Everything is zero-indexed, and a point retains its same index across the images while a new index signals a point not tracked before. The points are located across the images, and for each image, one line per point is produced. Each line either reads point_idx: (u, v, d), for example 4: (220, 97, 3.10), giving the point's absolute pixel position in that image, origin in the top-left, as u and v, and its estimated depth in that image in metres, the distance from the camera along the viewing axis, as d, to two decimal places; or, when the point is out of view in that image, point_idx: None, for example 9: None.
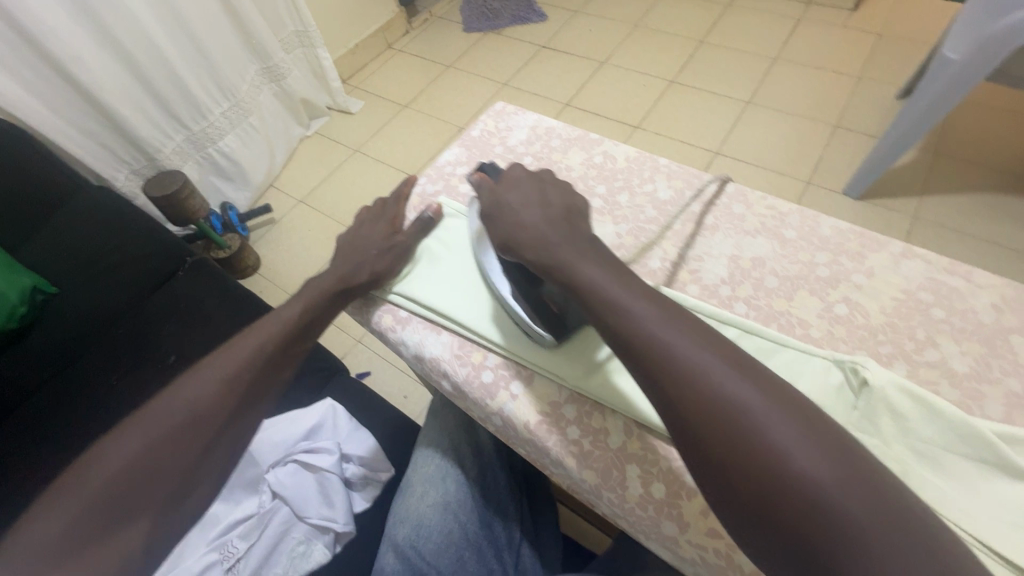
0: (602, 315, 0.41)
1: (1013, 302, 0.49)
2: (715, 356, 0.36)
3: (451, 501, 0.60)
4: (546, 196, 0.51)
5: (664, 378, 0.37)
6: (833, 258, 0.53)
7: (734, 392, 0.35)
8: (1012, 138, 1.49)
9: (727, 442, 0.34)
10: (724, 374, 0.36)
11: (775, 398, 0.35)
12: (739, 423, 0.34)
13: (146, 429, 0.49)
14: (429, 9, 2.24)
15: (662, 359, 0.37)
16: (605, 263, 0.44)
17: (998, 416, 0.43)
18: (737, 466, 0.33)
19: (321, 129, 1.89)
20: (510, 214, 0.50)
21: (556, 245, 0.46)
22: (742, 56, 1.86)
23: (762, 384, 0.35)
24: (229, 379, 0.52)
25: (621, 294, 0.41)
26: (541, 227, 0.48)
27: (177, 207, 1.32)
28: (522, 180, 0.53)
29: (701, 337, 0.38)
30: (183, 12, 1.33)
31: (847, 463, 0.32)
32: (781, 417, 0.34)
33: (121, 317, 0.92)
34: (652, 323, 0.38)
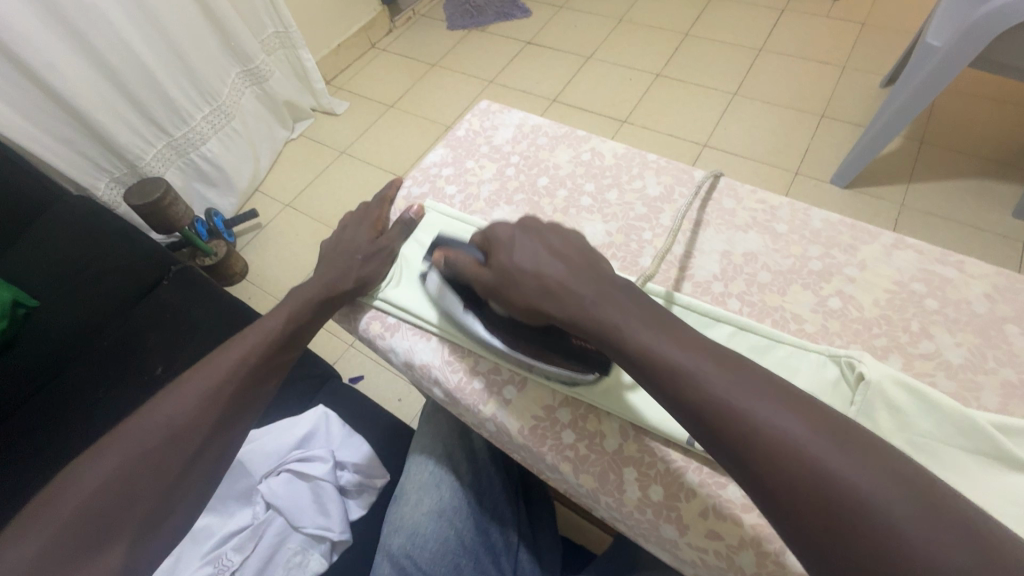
0: (638, 360, 0.38)
1: (1005, 291, 0.48)
2: (763, 396, 0.34)
3: (445, 508, 0.59)
4: (549, 244, 0.46)
5: (712, 425, 0.35)
6: (825, 251, 0.53)
7: (795, 435, 0.33)
8: (996, 124, 1.50)
9: (796, 490, 0.32)
10: (775, 413, 0.34)
11: (834, 434, 0.33)
12: (801, 466, 0.32)
13: (124, 446, 0.48)
14: (412, 8, 2.21)
15: (707, 404, 0.35)
16: (635, 308, 0.40)
17: (995, 407, 0.43)
18: (810, 517, 0.31)
19: (306, 132, 1.86)
20: (533, 283, 0.43)
21: (594, 303, 0.41)
22: (728, 48, 1.86)
23: (814, 418, 0.34)
24: (211, 393, 0.50)
25: (657, 337, 0.38)
26: (575, 288, 0.42)
27: (160, 214, 1.29)
28: (516, 236, 0.47)
29: (751, 378, 0.35)
30: (160, 15, 1.30)
31: (930, 508, 0.30)
32: (844, 456, 0.32)
33: (102, 330, 0.89)
34: (692, 365, 0.36)
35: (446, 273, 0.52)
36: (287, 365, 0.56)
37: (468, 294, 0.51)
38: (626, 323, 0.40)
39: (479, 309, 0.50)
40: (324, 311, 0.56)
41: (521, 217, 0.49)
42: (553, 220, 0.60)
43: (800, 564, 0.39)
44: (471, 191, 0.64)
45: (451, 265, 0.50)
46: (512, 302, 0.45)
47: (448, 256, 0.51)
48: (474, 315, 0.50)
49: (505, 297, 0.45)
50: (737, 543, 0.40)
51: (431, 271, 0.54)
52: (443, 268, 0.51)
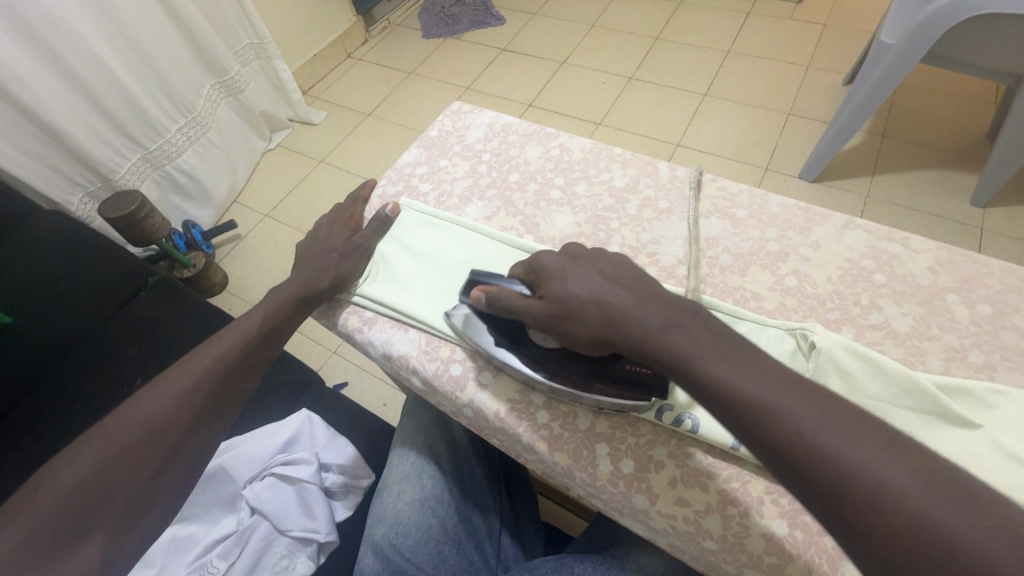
0: (709, 390, 0.37)
1: (947, 264, 0.52)
2: (848, 431, 0.33)
3: (427, 497, 0.60)
4: (604, 271, 0.45)
5: (791, 458, 0.34)
6: (781, 233, 0.56)
7: (900, 484, 0.31)
8: (951, 118, 1.56)
9: (903, 543, 0.30)
10: (875, 460, 0.32)
11: (938, 484, 0.31)
12: (904, 513, 0.31)
13: (101, 444, 0.48)
14: (387, 17, 2.23)
15: (787, 438, 0.34)
16: (710, 335, 0.39)
17: (939, 370, 0.46)
18: (920, 573, 0.30)
19: (283, 141, 1.87)
20: (593, 308, 0.42)
21: (664, 330, 0.40)
22: (696, 51, 1.91)
23: (914, 465, 0.32)
24: (188, 391, 0.51)
25: (731, 366, 0.37)
26: (639, 314, 0.41)
27: (136, 226, 1.29)
28: (568, 267, 0.45)
29: (846, 419, 0.34)
30: (131, 28, 1.29)
31: None
32: (935, 496, 0.31)
33: (78, 343, 0.88)
34: (770, 397, 0.35)
35: (485, 312, 0.49)
36: (266, 363, 0.57)
37: (510, 329, 0.49)
38: (696, 350, 0.38)
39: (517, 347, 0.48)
40: (302, 310, 0.57)
41: (564, 248, 0.48)
42: (524, 213, 0.62)
43: (763, 524, 0.41)
44: (445, 188, 0.66)
45: (494, 301, 0.47)
46: (571, 332, 0.44)
47: (486, 292, 0.48)
48: (515, 354, 0.48)
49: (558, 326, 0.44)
50: (704, 508, 0.42)
51: (459, 307, 0.52)
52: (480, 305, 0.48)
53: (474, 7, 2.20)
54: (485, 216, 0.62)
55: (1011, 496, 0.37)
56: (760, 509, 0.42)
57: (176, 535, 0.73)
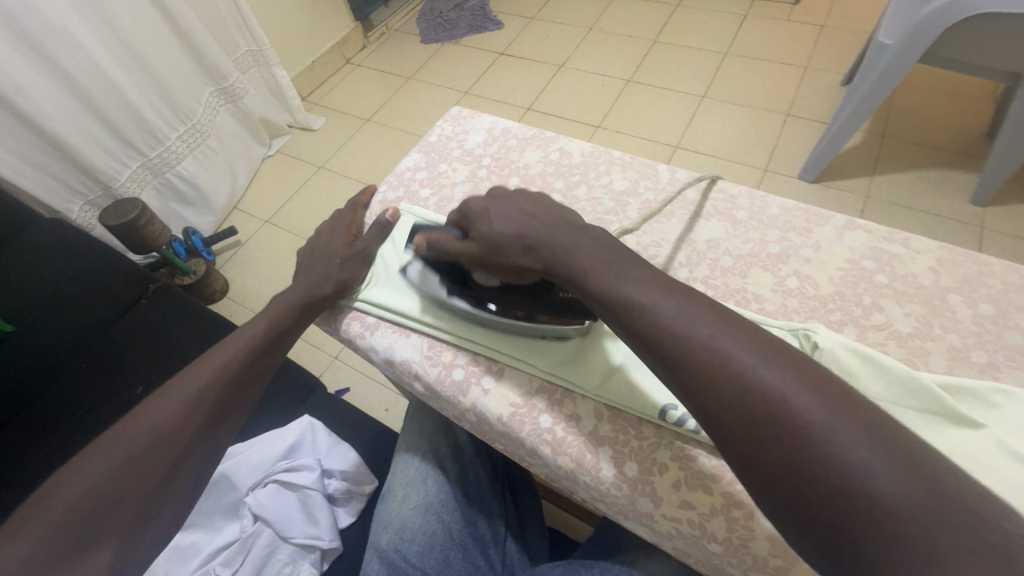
0: (660, 338, 0.37)
1: (949, 264, 0.52)
2: (794, 380, 0.33)
3: (432, 502, 0.60)
4: (522, 208, 0.47)
5: (705, 384, 0.35)
6: (782, 235, 0.56)
7: (754, 369, 0.34)
8: (950, 117, 1.57)
9: (749, 419, 0.33)
10: (737, 349, 0.35)
11: (793, 371, 0.34)
12: (754, 393, 0.33)
13: (109, 453, 0.48)
14: (385, 23, 2.24)
15: (731, 385, 0.34)
16: (603, 252, 0.43)
17: (941, 370, 0.46)
18: (762, 444, 0.32)
19: (283, 148, 1.87)
20: (514, 243, 0.45)
21: (566, 249, 0.43)
22: (695, 53, 1.92)
23: (775, 355, 0.35)
24: (194, 398, 0.51)
25: (686, 313, 0.37)
26: (549, 238, 0.44)
27: (137, 234, 1.29)
28: (493, 203, 0.48)
29: (719, 315, 0.37)
30: (130, 36, 1.30)
31: (881, 440, 0.31)
32: (797, 383, 0.33)
33: (84, 349, 0.89)
34: (721, 343, 0.35)
35: (430, 257, 0.53)
36: (271, 369, 0.57)
37: (457, 275, 0.53)
38: (652, 299, 0.38)
39: (467, 291, 0.52)
40: (308, 315, 0.57)
41: (489, 188, 0.51)
42: None
43: (767, 527, 0.41)
44: (445, 193, 0.66)
45: (434, 247, 0.51)
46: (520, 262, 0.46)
47: (429, 237, 0.52)
48: (461, 294, 0.53)
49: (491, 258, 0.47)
50: (709, 511, 0.42)
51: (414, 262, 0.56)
52: (424, 251, 0.53)
53: (472, 12, 2.21)
54: None
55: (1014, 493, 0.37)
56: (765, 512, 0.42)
57: (179, 543, 0.73)
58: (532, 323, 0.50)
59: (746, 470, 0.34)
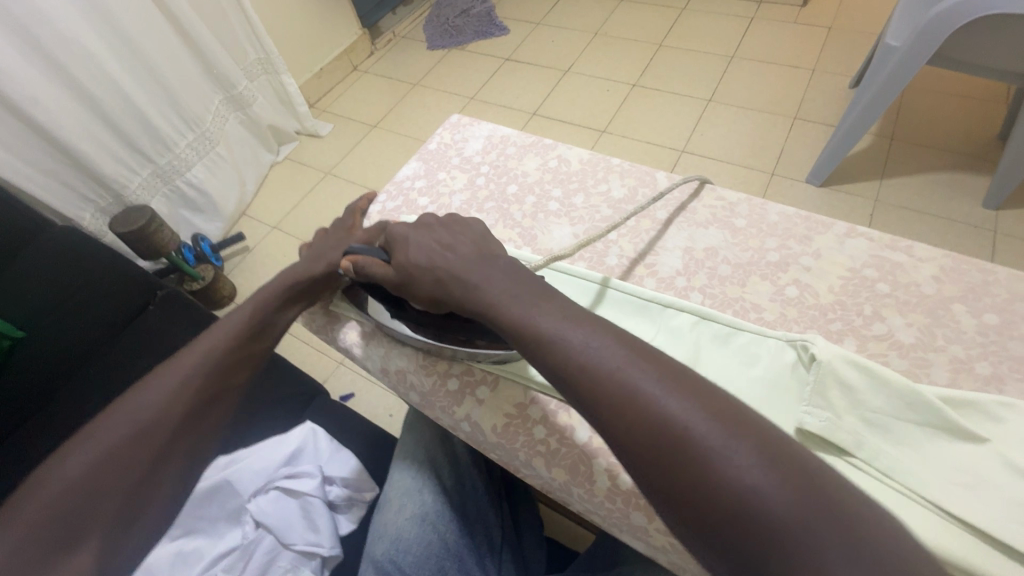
0: (572, 372, 0.38)
1: (953, 273, 0.51)
2: (694, 407, 0.35)
3: (428, 512, 0.59)
4: (439, 240, 0.50)
5: (612, 411, 0.37)
6: (782, 243, 0.55)
7: (656, 397, 0.36)
8: (962, 120, 1.54)
9: (653, 444, 0.35)
10: (640, 377, 0.37)
11: (692, 396, 0.36)
12: (655, 419, 0.35)
13: (91, 449, 0.48)
14: (392, 30, 2.26)
15: (639, 417, 0.36)
16: (512, 283, 0.44)
17: (944, 381, 0.45)
18: (667, 468, 0.34)
19: (291, 154, 1.89)
20: (427, 274, 0.47)
21: (477, 285, 0.45)
22: (700, 57, 1.91)
23: (675, 381, 0.37)
24: (176, 388, 0.50)
25: (597, 346, 0.39)
26: (463, 276, 0.46)
27: (146, 240, 1.31)
28: (411, 236, 0.50)
29: (624, 343, 0.39)
30: (140, 46, 1.32)
31: (770, 457, 0.33)
32: (692, 405, 0.35)
33: (93, 353, 0.89)
34: (629, 374, 0.37)
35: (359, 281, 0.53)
36: (260, 360, 0.55)
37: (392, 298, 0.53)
38: (563, 333, 0.40)
39: (401, 312, 0.53)
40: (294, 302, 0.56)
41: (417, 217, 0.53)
42: (522, 226, 0.62)
43: None
44: (443, 201, 0.66)
45: (360, 270, 0.51)
46: (439, 299, 0.47)
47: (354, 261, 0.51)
48: (400, 320, 0.53)
49: (409, 289, 0.49)
50: None
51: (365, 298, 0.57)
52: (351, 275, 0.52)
53: (478, 18, 2.21)
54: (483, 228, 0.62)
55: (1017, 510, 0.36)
56: None
57: (183, 548, 0.74)
58: (471, 349, 0.50)
59: (653, 495, 0.35)
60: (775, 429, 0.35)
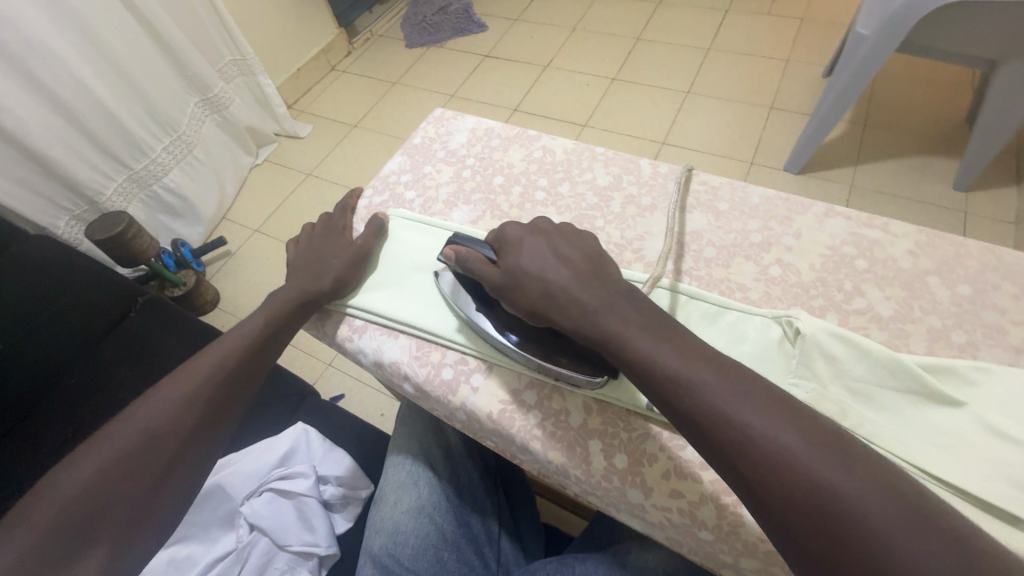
0: (716, 423, 0.36)
1: (927, 247, 0.52)
2: (845, 473, 0.34)
3: (424, 504, 0.60)
4: (555, 247, 0.47)
5: (758, 472, 0.35)
6: (764, 224, 0.56)
7: (806, 461, 0.34)
8: (931, 105, 1.59)
9: (805, 513, 0.33)
10: (786, 437, 0.35)
11: (842, 460, 0.34)
12: (806, 484, 0.34)
13: (103, 455, 0.47)
14: (369, 29, 2.25)
15: (782, 474, 0.34)
16: (635, 313, 0.42)
17: (923, 350, 0.46)
18: (818, 539, 0.33)
19: (271, 156, 1.87)
20: (536, 285, 0.45)
21: (596, 310, 0.43)
22: (677, 50, 1.93)
23: (822, 443, 0.35)
24: (190, 396, 0.50)
25: (735, 396, 0.37)
26: (576, 294, 0.44)
27: (125, 247, 1.28)
28: (526, 240, 0.48)
29: (763, 394, 0.37)
30: (112, 50, 1.30)
31: (935, 533, 0.31)
32: (843, 470, 0.34)
33: (73, 365, 0.87)
34: (775, 433, 0.35)
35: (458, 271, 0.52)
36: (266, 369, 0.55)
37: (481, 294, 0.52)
38: (705, 380, 0.38)
39: (489, 309, 0.51)
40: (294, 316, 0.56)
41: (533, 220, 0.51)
42: (509, 216, 0.62)
43: None
44: (430, 194, 0.66)
45: (461, 262, 0.50)
46: (542, 314, 0.45)
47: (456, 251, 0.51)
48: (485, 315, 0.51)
49: (510, 295, 0.46)
50: (698, 499, 0.42)
51: (446, 272, 0.55)
52: (451, 263, 0.51)
53: (455, 16, 2.21)
54: (471, 219, 0.63)
55: (995, 468, 0.38)
56: None
57: (174, 557, 0.72)
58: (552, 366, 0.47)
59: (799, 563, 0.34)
60: (930, 496, 0.34)
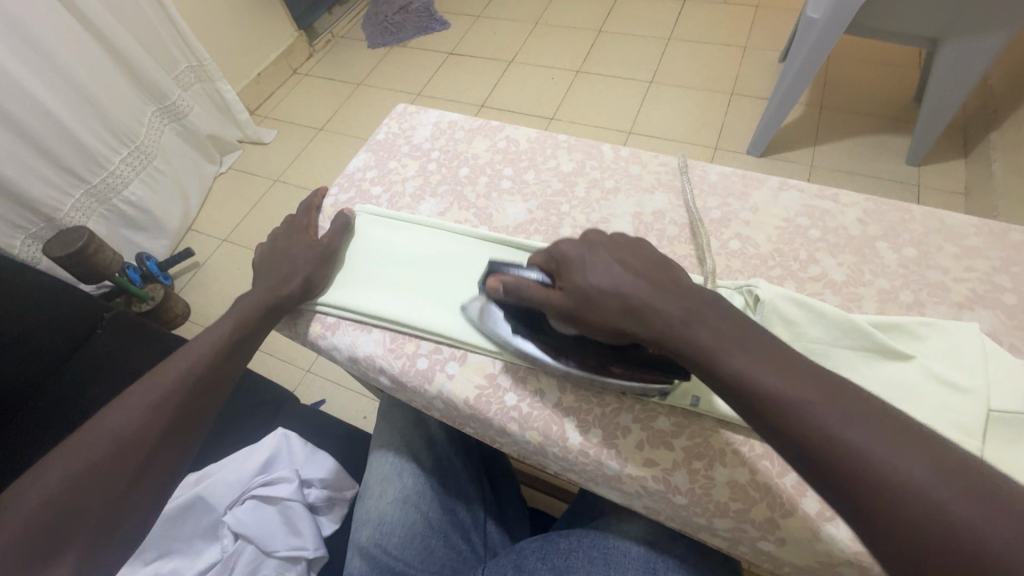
0: (820, 445, 0.33)
1: (874, 214, 0.55)
2: (977, 503, 0.31)
3: (409, 494, 0.60)
4: (624, 261, 0.43)
5: (877, 503, 0.32)
6: (722, 200, 0.58)
7: (931, 490, 0.31)
8: (881, 85, 1.65)
9: (933, 546, 0.30)
10: (907, 465, 0.32)
11: (971, 489, 0.31)
12: (933, 515, 0.31)
13: (69, 464, 0.46)
14: (330, 31, 2.21)
15: (905, 505, 0.31)
16: (726, 328, 0.38)
17: (874, 311, 0.49)
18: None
19: (235, 164, 1.83)
20: (613, 299, 0.41)
21: (683, 323, 0.39)
22: (638, 40, 1.96)
23: (946, 469, 0.32)
24: (159, 402, 0.49)
25: (847, 419, 0.34)
26: (659, 306, 0.40)
27: (87, 264, 1.25)
28: (588, 256, 0.44)
29: (873, 416, 0.34)
30: (62, 60, 1.25)
31: None
32: (971, 499, 0.31)
33: (40, 387, 0.84)
34: (893, 460, 0.32)
35: (504, 301, 0.47)
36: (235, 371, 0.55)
37: (528, 319, 0.47)
38: (809, 400, 0.34)
39: (542, 336, 0.47)
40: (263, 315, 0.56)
41: (582, 236, 0.47)
42: (477, 206, 0.63)
43: (727, 473, 0.43)
44: (396, 189, 0.66)
45: (512, 291, 0.46)
46: (624, 328, 0.41)
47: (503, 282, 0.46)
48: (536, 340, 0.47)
49: (581, 313, 0.42)
50: (671, 465, 0.44)
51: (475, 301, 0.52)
52: (498, 294, 0.47)
53: (417, 14, 2.19)
54: (439, 212, 0.63)
55: (940, 414, 0.41)
56: (723, 460, 0.44)
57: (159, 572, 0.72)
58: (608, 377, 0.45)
59: None
60: None
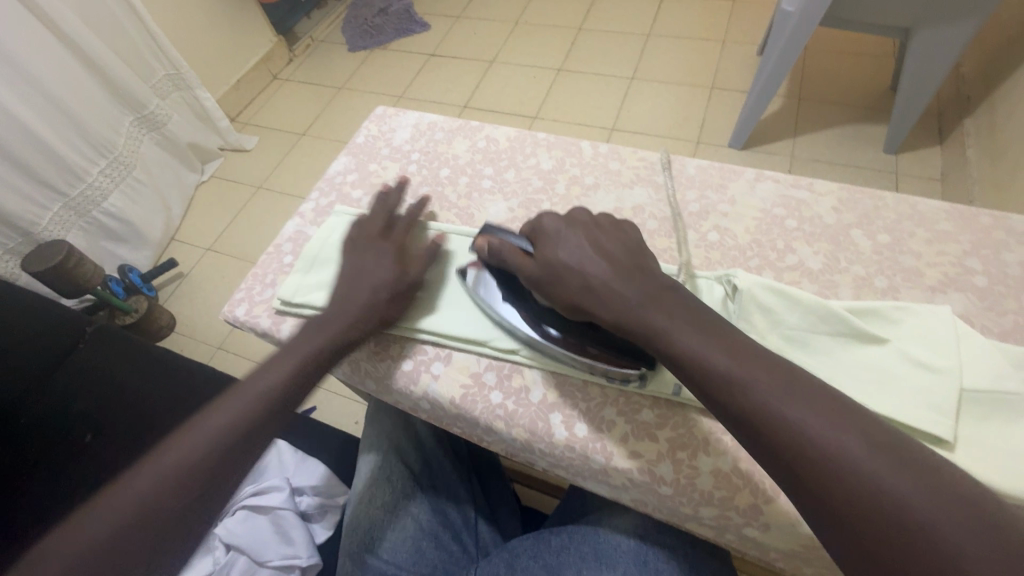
0: (758, 416, 0.35)
1: (849, 202, 0.56)
2: (898, 471, 0.32)
3: (399, 497, 0.59)
4: (596, 240, 0.45)
5: (805, 470, 0.33)
6: (700, 194, 0.59)
7: (857, 459, 0.33)
8: (857, 75, 1.67)
9: (855, 511, 0.32)
10: (838, 436, 0.33)
11: (896, 459, 0.32)
12: (858, 481, 0.32)
13: (106, 517, 0.42)
14: (309, 34, 2.19)
15: (832, 472, 0.33)
16: (681, 310, 0.41)
17: (850, 297, 0.50)
18: (872, 539, 0.31)
19: (217, 172, 1.81)
20: (577, 277, 0.43)
21: (641, 305, 0.41)
22: (618, 37, 1.97)
23: (875, 440, 0.33)
24: (202, 453, 0.44)
25: (785, 393, 0.35)
26: (618, 287, 0.42)
27: (67, 278, 1.23)
28: (564, 232, 0.46)
29: (811, 391, 0.35)
30: (34, 72, 1.23)
31: (995, 532, 0.29)
32: (893, 467, 0.32)
33: (21, 405, 0.82)
34: (825, 431, 0.34)
35: (491, 263, 0.50)
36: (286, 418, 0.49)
37: (511, 286, 0.50)
38: (752, 376, 0.36)
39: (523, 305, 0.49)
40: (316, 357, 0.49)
41: (569, 212, 0.49)
42: (458, 206, 0.63)
43: (710, 462, 0.44)
44: (377, 192, 0.66)
45: (496, 254, 0.48)
46: (583, 306, 0.43)
47: (490, 243, 0.49)
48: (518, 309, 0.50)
49: (547, 288, 0.45)
50: (655, 457, 0.44)
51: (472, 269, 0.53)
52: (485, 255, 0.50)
53: (396, 16, 2.18)
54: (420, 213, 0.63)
55: (914, 397, 0.41)
56: (707, 449, 0.44)
57: None
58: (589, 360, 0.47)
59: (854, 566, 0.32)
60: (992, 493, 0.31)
